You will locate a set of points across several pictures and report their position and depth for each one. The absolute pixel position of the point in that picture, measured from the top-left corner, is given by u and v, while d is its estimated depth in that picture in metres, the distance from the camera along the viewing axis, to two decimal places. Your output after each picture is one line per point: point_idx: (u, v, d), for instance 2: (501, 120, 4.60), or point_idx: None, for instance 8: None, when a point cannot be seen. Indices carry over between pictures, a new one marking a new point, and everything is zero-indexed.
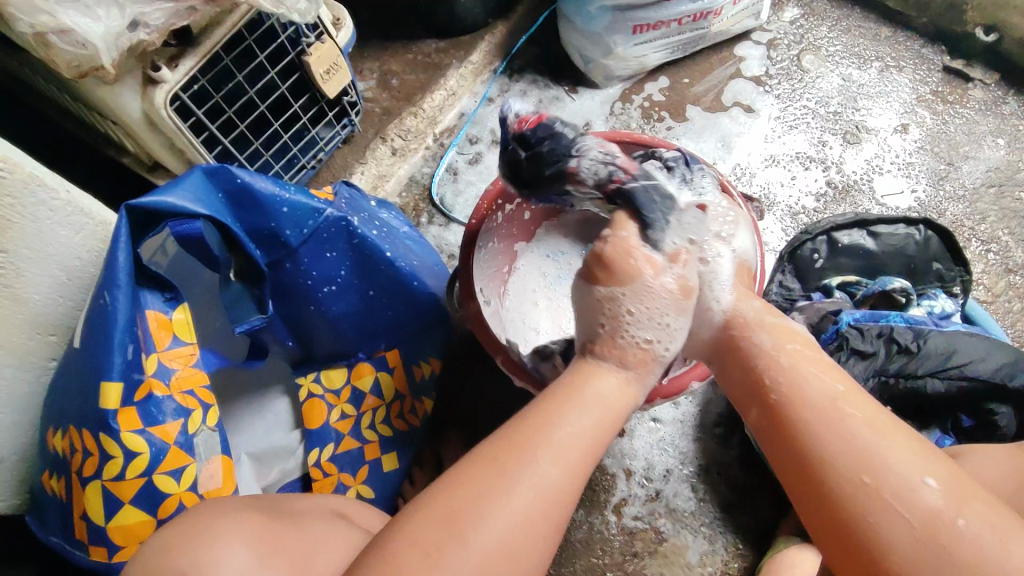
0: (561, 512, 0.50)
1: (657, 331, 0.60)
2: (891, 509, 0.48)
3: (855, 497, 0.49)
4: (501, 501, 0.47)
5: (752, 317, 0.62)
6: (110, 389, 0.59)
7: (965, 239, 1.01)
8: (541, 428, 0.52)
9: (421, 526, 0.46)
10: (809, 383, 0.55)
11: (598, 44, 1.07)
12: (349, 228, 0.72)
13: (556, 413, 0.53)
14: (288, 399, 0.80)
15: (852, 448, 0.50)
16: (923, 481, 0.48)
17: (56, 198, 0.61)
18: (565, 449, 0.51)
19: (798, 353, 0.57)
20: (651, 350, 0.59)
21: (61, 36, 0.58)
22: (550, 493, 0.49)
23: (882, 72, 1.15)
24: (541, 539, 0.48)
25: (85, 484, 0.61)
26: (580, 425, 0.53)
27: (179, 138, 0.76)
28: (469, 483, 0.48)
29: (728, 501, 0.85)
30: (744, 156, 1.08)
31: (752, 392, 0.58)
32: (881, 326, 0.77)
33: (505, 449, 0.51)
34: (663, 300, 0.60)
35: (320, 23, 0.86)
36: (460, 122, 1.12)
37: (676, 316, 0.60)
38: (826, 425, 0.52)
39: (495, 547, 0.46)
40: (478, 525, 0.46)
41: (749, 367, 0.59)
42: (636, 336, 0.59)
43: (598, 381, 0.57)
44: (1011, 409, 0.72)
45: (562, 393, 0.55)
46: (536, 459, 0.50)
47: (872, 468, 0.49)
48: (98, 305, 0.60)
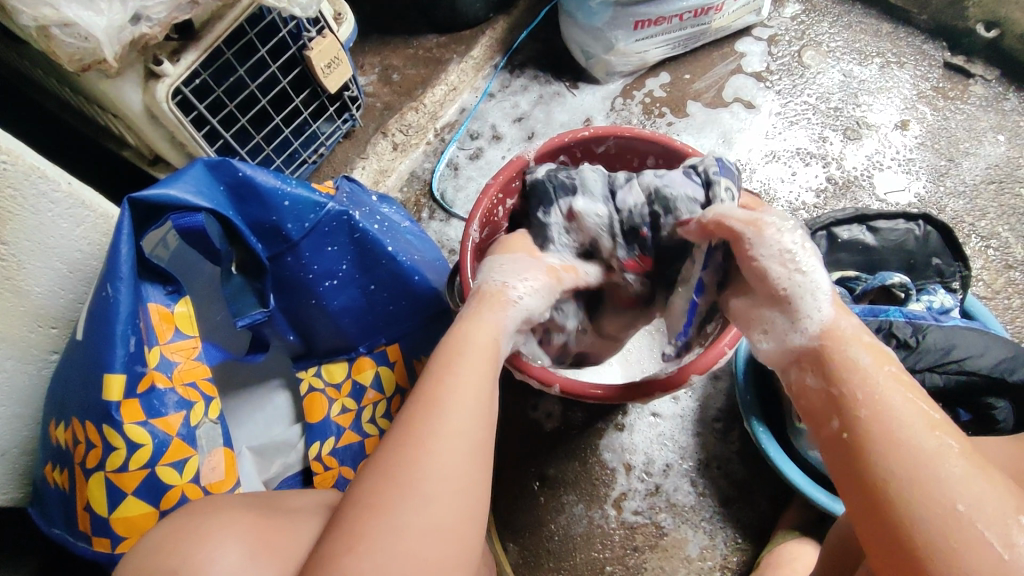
0: (486, 437, 0.51)
1: (510, 282, 0.62)
2: (980, 546, 0.41)
3: (944, 526, 0.41)
4: (429, 445, 0.48)
5: (851, 333, 0.51)
6: (113, 381, 0.60)
7: (965, 235, 1.01)
8: (439, 371, 0.53)
9: (366, 493, 0.47)
10: (905, 407, 0.46)
11: (599, 40, 1.07)
12: (351, 222, 0.73)
13: (452, 355, 0.54)
14: (288, 393, 0.81)
15: (943, 474, 0.42)
16: (1018, 519, 0.41)
17: (58, 190, 0.61)
18: (467, 377, 0.52)
19: (895, 374, 0.48)
20: (507, 292, 0.61)
21: (63, 29, 0.58)
22: (468, 427, 0.50)
23: (883, 68, 1.15)
24: (478, 470, 0.49)
25: (88, 475, 0.61)
26: (474, 352, 0.54)
27: (180, 132, 0.77)
28: (394, 444, 0.49)
29: (728, 496, 0.85)
30: (744, 152, 1.08)
31: (826, 407, 0.49)
32: (881, 321, 0.78)
33: (416, 403, 0.51)
34: (514, 260, 0.64)
35: (321, 18, 0.86)
36: (460, 117, 1.12)
37: (531, 274, 0.63)
38: (919, 449, 0.44)
39: (435, 483, 0.47)
40: (410, 468, 0.47)
41: (831, 386, 0.49)
42: (493, 281, 0.62)
43: (482, 318, 0.57)
44: (1009, 402, 0.72)
45: (451, 338, 0.56)
46: (440, 397, 0.51)
47: (966, 496, 0.42)
48: (100, 298, 0.60)
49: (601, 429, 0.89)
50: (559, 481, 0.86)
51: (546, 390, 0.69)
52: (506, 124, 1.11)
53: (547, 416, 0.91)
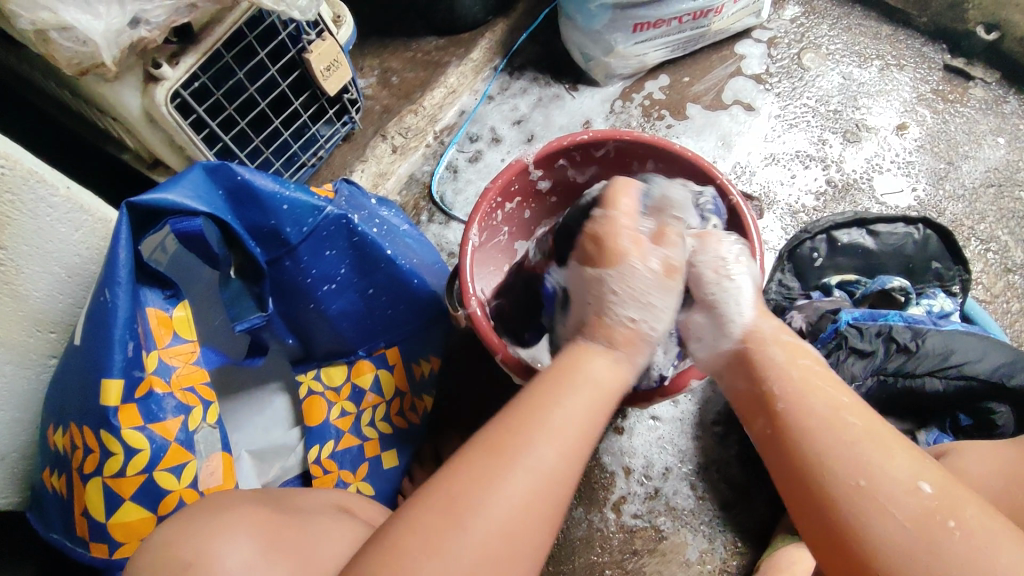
0: (560, 498, 0.49)
1: (641, 311, 0.58)
2: (884, 516, 0.45)
3: (852, 503, 0.46)
4: (501, 485, 0.47)
5: (771, 334, 0.58)
6: (111, 386, 0.60)
7: (965, 238, 1.01)
8: (534, 412, 0.51)
9: (427, 516, 0.46)
10: (814, 399, 0.52)
11: (598, 42, 1.07)
12: (350, 225, 0.72)
13: (550, 394, 0.52)
14: (287, 396, 0.81)
15: (845, 453, 0.48)
16: (918, 484, 0.46)
17: (57, 195, 0.61)
18: (561, 431, 0.50)
19: (807, 367, 0.55)
20: (639, 332, 0.58)
21: (61, 33, 0.58)
22: (548, 477, 0.48)
23: (882, 70, 1.15)
24: (541, 525, 0.47)
25: (86, 480, 0.61)
26: (574, 407, 0.52)
27: (178, 135, 0.76)
28: (466, 470, 0.48)
29: (727, 500, 0.85)
30: (744, 155, 1.08)
31: (753, 403, 0.56)
32: (880, 325, 0.77)
33: (502, 432, 0.50)
34: (645, 279, 0.58)
35: (320, 20, 0.86)
36: (460, 119, 1.13)
37: (660, 296, 0.58)
38: (827, 433, 0.49)
39: (493, 533, 0.45)
40: (478, 508, 0.46)
41: (755, 384, 0.56)
42: (623, 316, 0.58)
43: (588, 361, 0.56)
44: (1008, 406, 0.72)
45: (553, 376, 0.54)
46: (531, 441, 0.49)
47: (867, 471, 0.47)
48: (98, 302, 0.60)
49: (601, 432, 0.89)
50: None
51: None
52: (505, 127, 1.11)
53: None
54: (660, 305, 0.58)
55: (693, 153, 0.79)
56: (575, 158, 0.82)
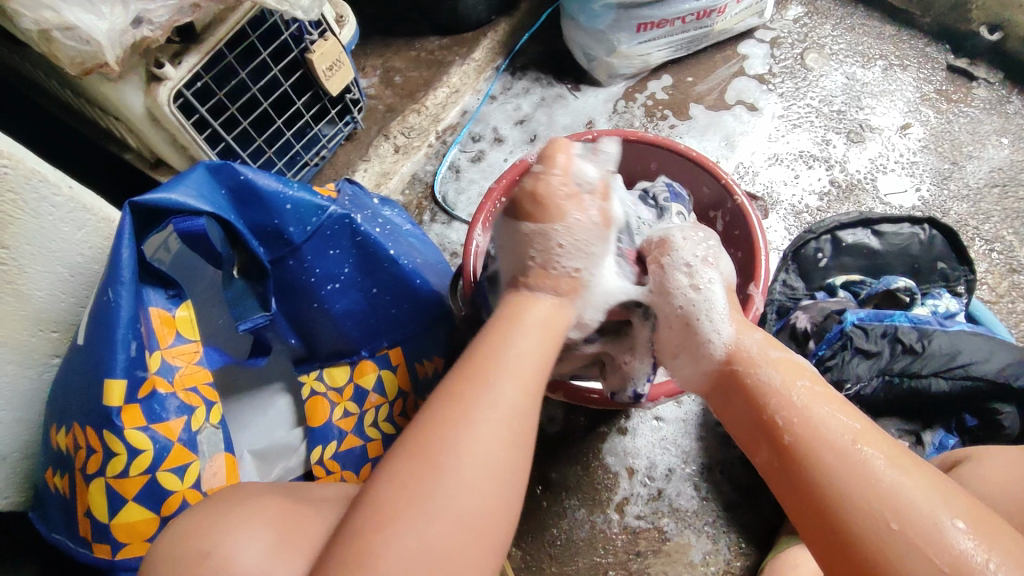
0: (527, 431, 0.51)
1: (583, 261, 0.63)
2: (918, 554, 0.44)
3: (880, 539, 0.45)
4: (469, 425, 0.49)
5: (757, 352, 0.59)
6: (114, 386, 0.59)
7: (969, 238, 1.01)
8: (486, 359, 0.54)
9: (402, 464, 0.47)
10: (826, 427, 0.51)
11: (601, 42, 1.07)
12: (353, 225, 0.72)
13: (498, 341, 0.56)
14: (289, 396, 0.80)
15: (867, 490, 0.46)
16: (951, 523, 0.44)
17: (59, 194, 0.61)
18: (513, 370, 0.53)
19: (809, 390, 0.54)
20: (581, 279, 0.63)
21: (64, 32, 0.58)
22: (511, 413, 0.51)
23: (886, 71, 1.14)
24: (515, 457, 0.49)
25: (89, 480, 0.61)
26: (522, 349, 0.55)
27: (181, 135, 0.76)
28: (433, 418, 0.49)
29: (731, 501, 0.85)
30: (747, 155, 1.07)
31: (760, 431, 0.55)
32: (886, 326, 0.76)
33: (459, 380, 0.52)
34: (587, 231, 0.63)
35: (324, 20, 0.86)
36: (462, 120, 1.12)
37: (597, 246, 0.65)
38: (843, 465, 0.48)
39: (471, 467, 0.47)
40: (449, 446, 0.47)
41: (760, 411, 0.55)
42: (568, 266, 0.63)
43: (531, 311, 0.59)
44: (1015, 407, 0.71)
45: (500, 326, 0.58)
46: (487, 382, 0.52)
47: (896, 512, 0.45)
48: (101, 302, 0.60)
49: (604, 433, 0.89)
50: (561, 485, 0.86)
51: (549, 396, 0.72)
52: (508, 127, 1.11)
53: (550, 420, 0.90)
54: (598, 257, 0.65)
55: (697, 153, 0.79)
56: None
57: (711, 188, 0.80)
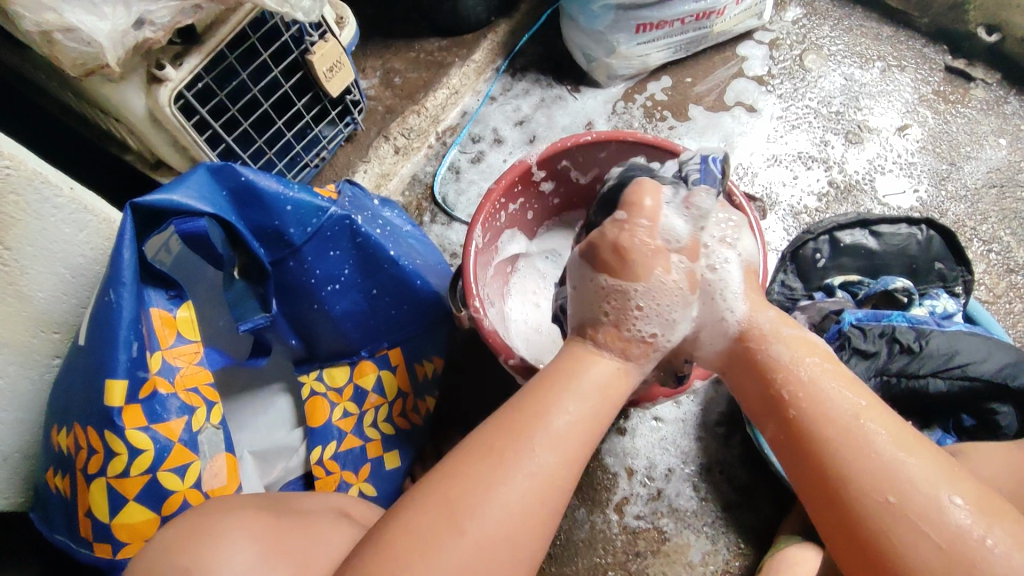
0: (558, 501, 0.50)
1: (660, 326, 0.59)
2: (919, 532, 0.45)
3: (880, 515, 0.47)
4: (499, 493, 0.48)
5: (769, 329, 0.58)
6: (115, 386, 0.59)
7: (967, 239, 1.01)
8: (536, 418, 0.52)
9: (425, 516, 0.47)
10: (832, 402, 0.52)
11: (600, 43, 1.07)
12: (353, 227, 0.73)
13: (551, 399, 0.53)
14: (289, 397, 0.81)
15: (873, 470, 0.48)
16: (950, 500, 0.46)
17: (61, 196, 0.61)
18: (562, 438, 0.51)
19: (817, 365, 0.54)
20: (655, 345, 0.59)
21: (66, 34, 0.58)
22: (544, 484, 0.49)
23: (884, 72, 1.15)
24: (537, 530, 0.48)
25: (90, 480, 0.61)
26: (573, 414, 0.53)
27: (182, 136, 0.77)
28: (465, 474, 0.48)
29: (730, 501, 0.85)
30: (746, 156, 1.08)
31: (767, 404, 0.56)
32: (884, 326, 0.77)
33: (502, 435, 0.50)
34: (671, 296, 0.59)
35: (324, 22, 0.86)
36: (461, 121, 1.13)
37: (681, 311, 0.60)
38: (848, 442, 0.49)
39: (491, 536, 0.46)
40: (474, 511, 0.47)
41: (767, 384, 0.56)
42: (644, 329, 0.59)
43: (590, 366, 0.57)
44: (1012, 407, 0.72)
45: (557, 379, 0.55)
46: (531, 447, 0.50)
47: (896, 488, 0.47)
48: (102, 303, 0.60)
49: (603, 433, 0.89)
50: None
51: None
52: (507, 128, 1.11)
53: None
54: (678, 320, 0.60)
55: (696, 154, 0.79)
56: (578, 159, 0.83)
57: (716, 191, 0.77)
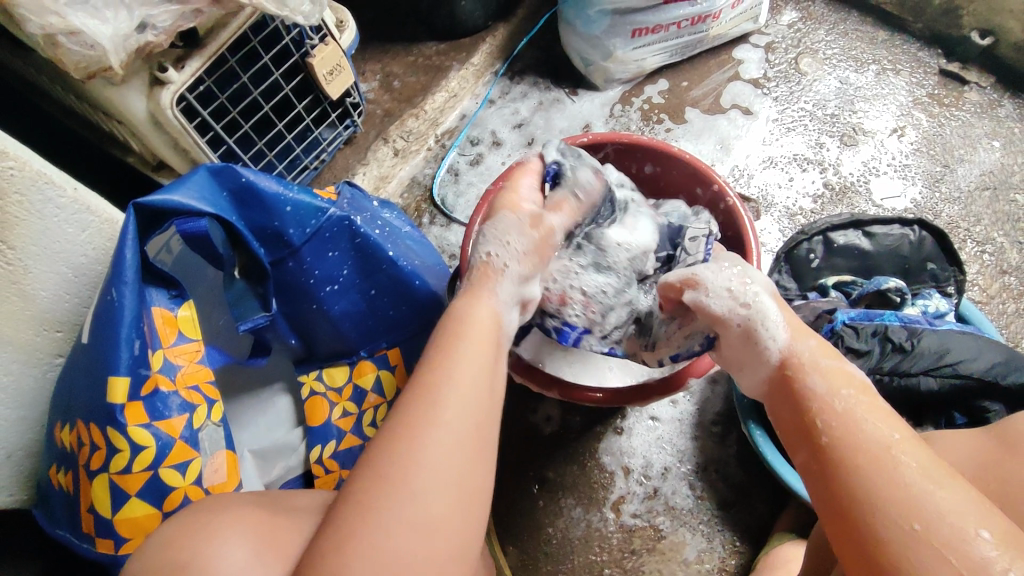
0: (485, 436, 0.50)
1: (498, 248, 0.64)
2: (940, 563, 0.40)
3: (898, 545, 0.42)
4: (422, 440, 0.47)
5: (809, 359, 0.54)
6: (118, 383, 0.61)
7: (961, 240, 1.02)
8: (436, 366, 0.52)
9: (355, 490, 0.46)
10: (864, 431, 0.47)
11: (597, 47, 1.08)
12: (353, 227, 0.74)
13: (445, 349, 0.53)
14: (289, 397, 0.81)
15: (898, 493, 0.43)
16: (977, 533, 0.40)
17: (64, 196, 0.62)
18: (463, 372, 0.51)
19: (855, 398, 0.50)
20: (492, 265, 0.63)
21: (70, 37, 0.59)
22: (465, 423, 0.49)
23: (879, 75, 1.16)
24: (472, 465, 0.48)
25: (93, 476, 0.62)
26: (468, 352, 0.53)
27: (184, 138, 0.78)
28: (385, 441, 0.48)
29: (726, 500, 0.86)
30: (742, 158, 1.09)
31: (796, 435, 0.52)
32: (877, 325, 0.78)
33: (412, 396, 0.50)
34: (508, 221, 0.66)
35: (324, 26, 0.87)
36: (460, 123, 1.14)
37: (517, 236, 0.65)
38: (876, 469, 0.45)
39: (428, 481, 0.46)
40: (402, 464, 0.46)
41: (800, 414, 0.52)
42: (483, 252, 0.64)
43: (476, 311, 0.57)
44: (1002, 405, 0.72)
45: (448, 331, 0.55)
46: (437, 390, 0.50)
47: (920, 513, 0.42)
48: (105, 301, 0.61)
49: (600, 432, 0.90)
50: (557, 484, 0.87)
51: (543, 392, 0.72)
52: (505, 130, 1.13)
53: (547, 419, 0.91)
54: (517, 236, 0.65)
55: (691, 156, 0.80)
56: None
57: (704, 189, 0.80)
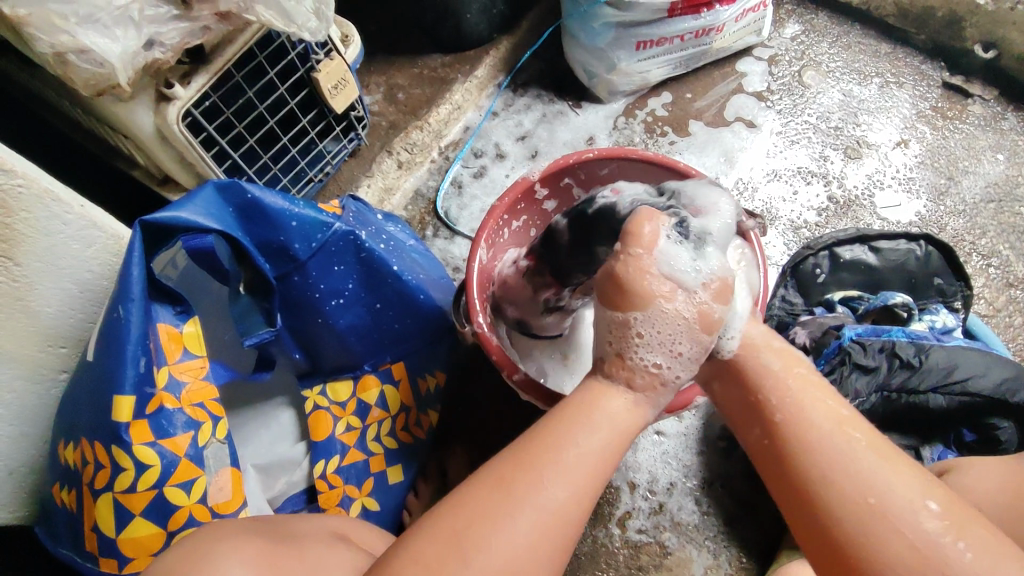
0: (571, 533, 0.49)
1: (669, 356, 0.54)
2: (893, 529, 0.46)
3: (861, 522, 0.46)
4: (505, 525, 0.46)
5: (761, 341, 0.58)
6: (123, 402, 0.60)
7: (966, 253, 1.02)
8: (546, 448, 0.50)
9: (421, 557, 0.46)
10: (811, 412, 0.52)
11: (601, 59, 1.08)
12: (358, 242, 0.73)
13: (568, 433, 0.51)
14: (293, 411, 0.81)
15: (858, 472, 0.48)
16: (925, 504, 0.46)
17: (71, 212, 0.62)
18: (574, 472, 0.49)
19: (802, 376, 0.55)
20: (664, 378, 0.54)
21: (78, 55, 0.59)
22: (560, 519, 0.48)
23: (883, 88, 1.16)
24: (547, 566, 0.47)
25: (97, 496, 0.62)
26: (587, 446, 0.50)
27: (189, 153, 0.77)
28: (473, 511, 0.47)
29: (732, 515, 0.85)
30: (746, 171, 1.09)
31: (751, 414, 0.56)
32: (883, 341, 0.77)
33: (514, 470, 0.49)
34: (679, 324, 0.54)
35: (329, 41, 0.87)
36: (465, 135, 1.14)
37: (691, 343, 0.54)
38: (830, 447, 0.50)
39: (499, 568, 0.45)
40: (482, 545, 0.45)
41: (752, 396, 0.56)
42: (649, 360, 0.54)
43: (608, 400, 0.54)
44: (1012, 423, 0.73)
45: (574, 411, 0.53)
46: (542, 480, 0.48)
47: (876, 490, 0.47)
48: (111, 319, 0.61)
49: None
50: None
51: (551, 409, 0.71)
52: (509, 142, 1.13)
53: None
54: (686, 348, 0.54)
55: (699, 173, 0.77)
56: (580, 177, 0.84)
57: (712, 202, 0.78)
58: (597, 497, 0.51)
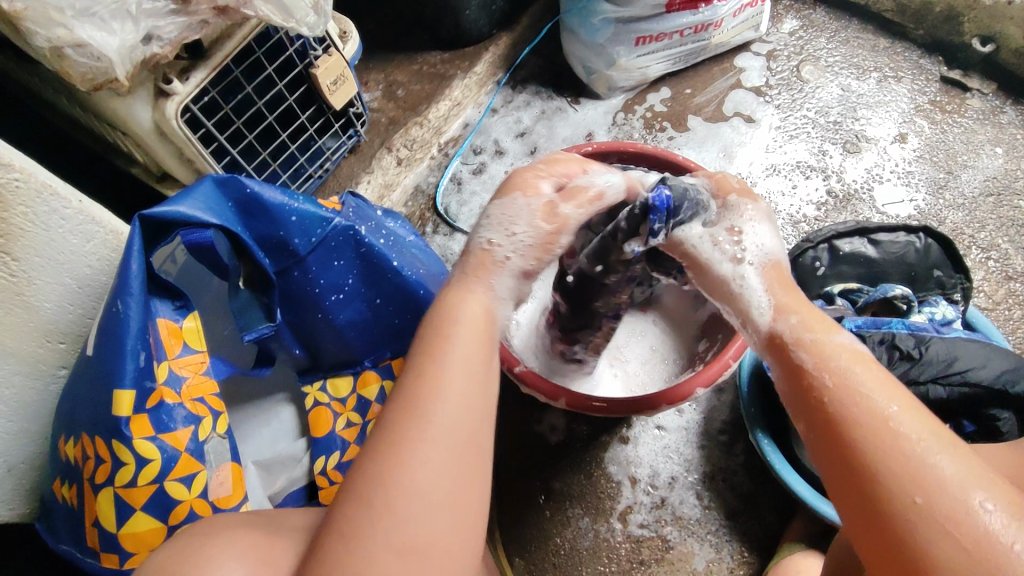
0: (473, 449, 0.48)
1: (502, 236, 0.58)
2: (943, 533, 0.40)
3: (902, 518, 0.42)
4: (402, 462, 0.45)
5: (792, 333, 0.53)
6: (123, 396, 0.60)
7: (965, 246, 1.02)
8: (419, 373, 0.50)
9: (338, 519, 0.45)
10: (864, 395, 0.46)
11: (600, 55, 1.08)
12: (357, 237, 0.74)
13: (437, 353, 0.51)
14: (292, 407, 0.81)
15: (901, 469, 0.42)
16: (981, 505, 0.40)
17: (69, 207, 0.62)
18: (449, 386, 0.49)
19: (848, 362, 0.49)
20: (494, 257, 0.58)
21: (75, 49, 0.59)
22: (453, 433, 0.47)
23: (881, 82, 1.16)
24: (464, 485, 0.47)
25: (98, 490, 0.62)
26: (455, 357, 0.51)
27: (188, 149, 0.77)
28: (367, 458, 0.47)
29: (733, 509, 0.85)
30: (745, 165, 1.09)
31: (799, 392, 0.50)
32: (883, 333, 0.79)
33: (395, 408, 0.49)
34: (520, 203, 0.59)
35: (327, 37, 0.88)
36: (464, 132, 1.14)
37: (527, 222, 0.58)
38: (874, 438, 0.44)
39: (413, 507, 0.44)
40: (384, 488, 0.45)
41: (797, 380, 0.51)
42: (486, 238, 0.59)
43: (463, 309, 0.54)
44: (1012, 413, 0.72)
45: (435, 331, 0.53)
46: (420, 405, 0.48)
47: (923, 488, 0.42)
48: (110, 314, 0.61)
49: (606, 442, 0.89)
50: (564, 494, 0.87)
51: (552, 403, 0.71)
52: (509, 139, 1.13)
53: (552, 428, 0.91)
54: (521, 226, 0.58)
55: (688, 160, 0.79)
56: None
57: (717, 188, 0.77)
58: (485, 407, 0.50)
